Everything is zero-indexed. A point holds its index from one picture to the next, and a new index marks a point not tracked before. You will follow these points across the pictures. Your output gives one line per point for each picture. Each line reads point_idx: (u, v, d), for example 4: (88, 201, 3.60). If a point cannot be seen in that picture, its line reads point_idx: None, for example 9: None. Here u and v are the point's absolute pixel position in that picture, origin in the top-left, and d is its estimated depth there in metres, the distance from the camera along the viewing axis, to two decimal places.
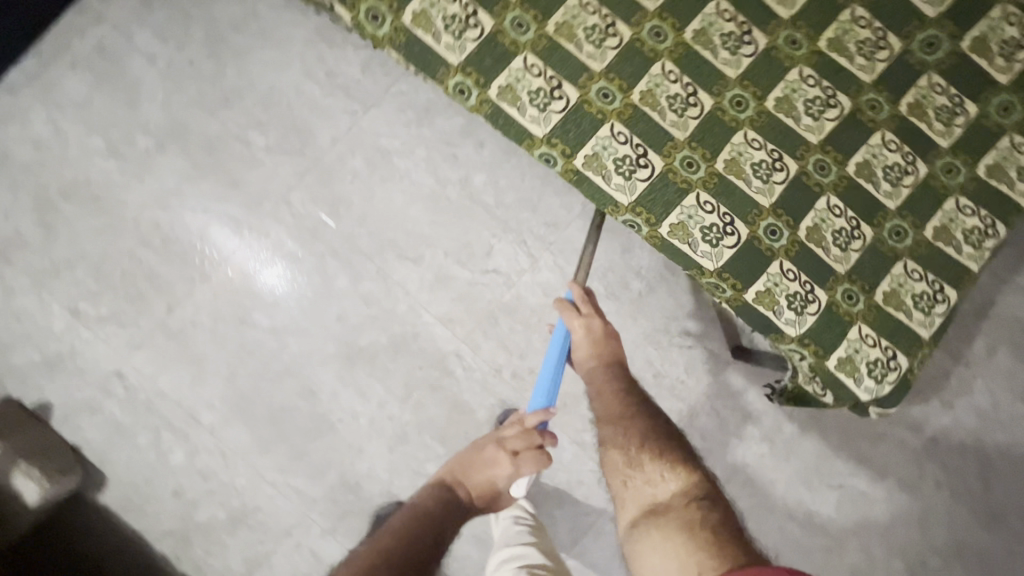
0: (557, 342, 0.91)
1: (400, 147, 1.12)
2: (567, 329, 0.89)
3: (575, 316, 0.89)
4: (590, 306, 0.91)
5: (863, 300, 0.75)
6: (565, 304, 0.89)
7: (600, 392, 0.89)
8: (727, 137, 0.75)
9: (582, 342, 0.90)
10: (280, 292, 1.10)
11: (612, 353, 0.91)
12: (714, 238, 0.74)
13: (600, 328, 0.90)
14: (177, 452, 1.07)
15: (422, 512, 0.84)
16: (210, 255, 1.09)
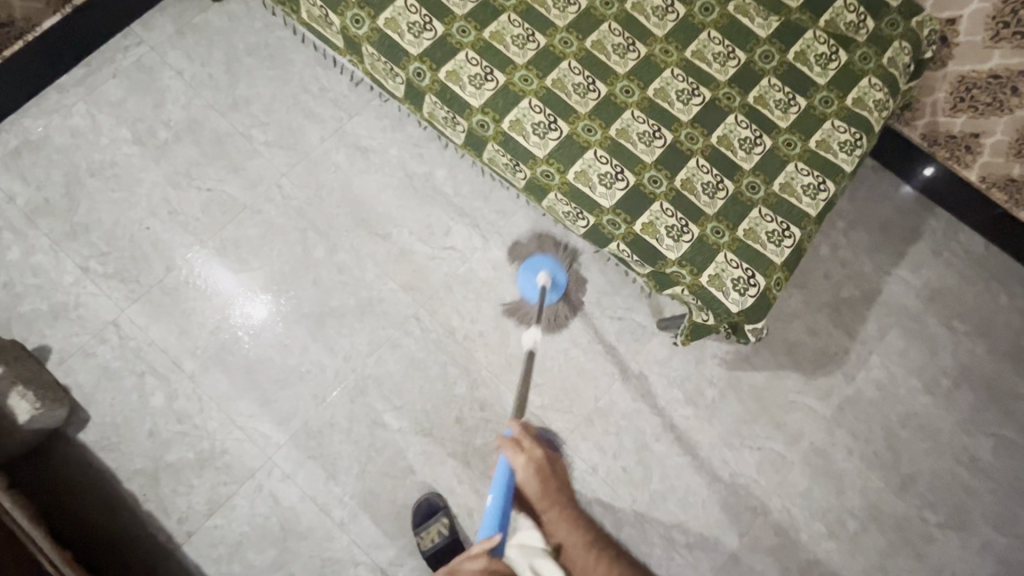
0: (501, 480, 0.92)
1: (377, 147, 1.37)
2: (512, 467, 0.93)
3: (519, 453, 0.94)
4: (529, 439, 0.97)
5: (728, 234, 0.97)
6: (507, 441, 0.94)
7: (571, 549, 0.98)
8: (618, 112, 1.00)
9: (530, 480, 0.95)
10: (257, 326, 1.25)
11: (556, 485, 0.99)
12: (608, 182, 0.97)
13: (542, 459, 0.96)
14: (158, 393, 1.19)
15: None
16: (203, 293, 1.26)
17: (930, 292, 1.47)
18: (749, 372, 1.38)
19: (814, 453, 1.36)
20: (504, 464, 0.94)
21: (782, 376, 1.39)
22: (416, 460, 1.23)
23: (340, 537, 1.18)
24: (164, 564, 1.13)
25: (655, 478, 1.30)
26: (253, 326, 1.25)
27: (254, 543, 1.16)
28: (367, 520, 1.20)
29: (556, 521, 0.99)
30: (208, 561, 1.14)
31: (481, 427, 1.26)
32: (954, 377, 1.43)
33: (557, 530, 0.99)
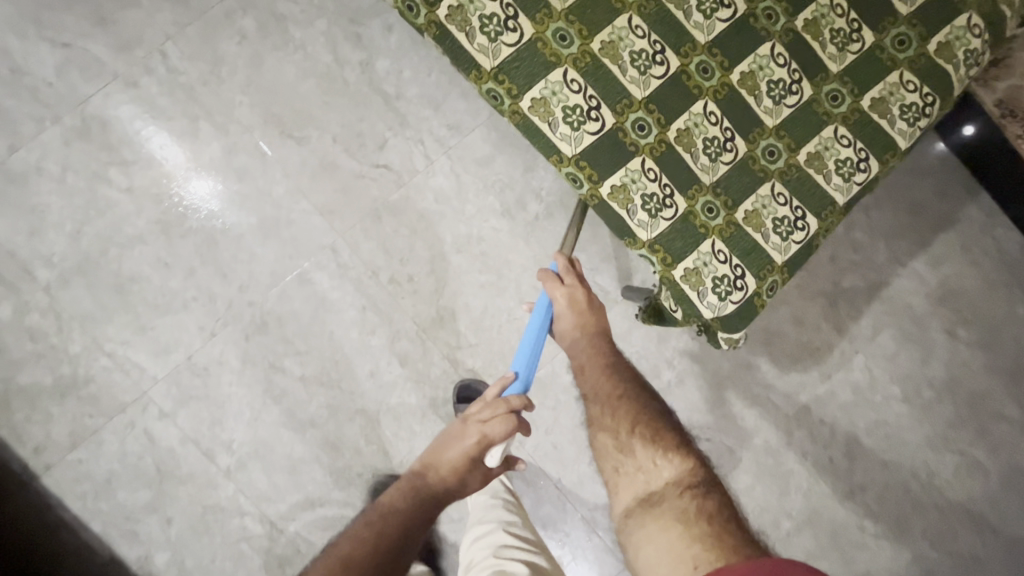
0: (538, 315, 0.86)
1: (299, 16, 1.03)
2: (548, 300, 0.86)
3: (557, 286, 0.86)
4: (573, 276, 0.87)
5: (723, 214, 0.72)
6: (549, 275, 0.85)
7: (589, 372, 0.88)
8: (607, 17, 0.70)
9: (564, 314, 0.87)
10: (212, 210, 1.03)
11: (596, 324, 0.88)
12: (576, 120, 0.70)
13: (584, 299, 0.87)
14: (5, 305, 0.98)
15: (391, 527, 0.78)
16: (143, 160, 1.01)
17: (943, 292, 1.27)
18: (716, 357, 1.21)
19: (765, 451, 1.24)
20: (543, 297, 0.87)
21: (752, 366, 1.23)
22: (319, 413, 1.08)
23: (225, 486, 1.05)
24: (16, 495, 1.00)
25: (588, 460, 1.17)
26: (206, 211, 1.03)
27: (125, 482, 1.03)
28: (257, 471, 1.06)
29: (578, 347, 0.89)
30: (69, 496, 1.01)
31: (398, 385, 1.10)
32: (939, 389, 1.28)
33: (580, 352, 0.89)
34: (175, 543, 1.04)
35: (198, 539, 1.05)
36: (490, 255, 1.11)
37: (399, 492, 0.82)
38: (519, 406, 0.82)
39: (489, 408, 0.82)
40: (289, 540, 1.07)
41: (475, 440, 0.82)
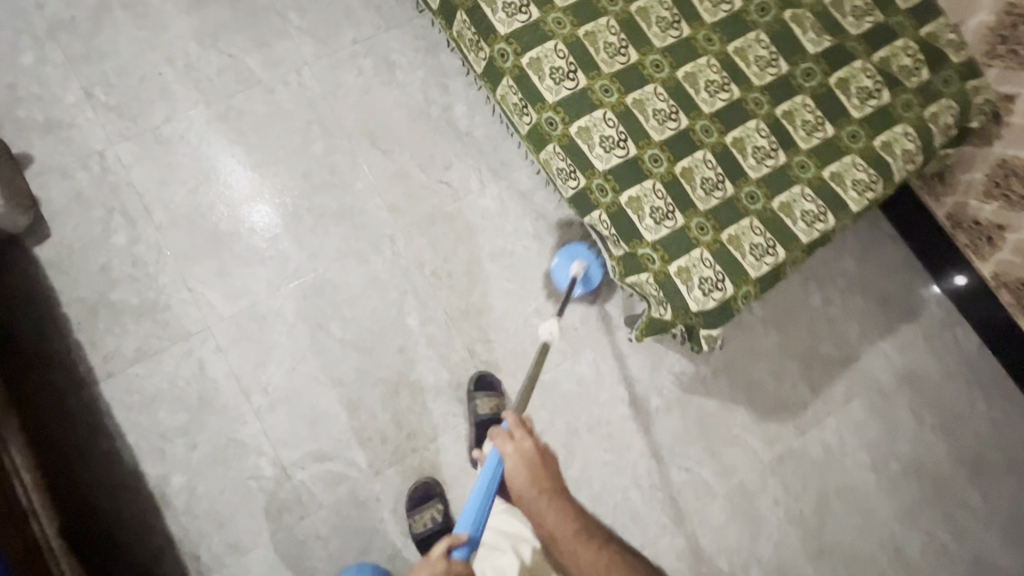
0: (489, 471, 0.92)
1: (405, 64, 1.35)
2: (500, 457, 0.92)
3: (507, 441, 0.93)
4: (524, 430, 0.95)
5: (712, 233, 0.94)
6: (499, 432, 0.93)
7: (564, 541, 0.92)
8: (640, 82, 0.98)
9: (519, 469, 0.93)
10: (265, 222, 1.25)
11: (550, 478, 0.95)
12: (608, 146, 0.95)
13: (535, 450, 0.94)
14: (121, 234, 1.19)
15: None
16: (214, 180, 1.25)
17: (908, 373, 1.42)
18: (702, 394, 1.35)
19: (739, 492, 1.33)
20: (493, 455, 0.93)
21: (733, 409, 1.36)
22: (348, 374, 1.22)
23: (251, 424, 1.18)
24: (75, 394, 1.13)
25: (575, 466, 1.28)
26: (263, 220, 1.25)
27: (168, 401, 1.16)
28: (282, 415, 1.19)
29: (543, 509, 0.94)
30: (118, 404, 1.14)
31: (420, 363, 1.25)
32: (905, 464, 1.38)
33: (547, 517, 0.93)
34: (194, 467, 1.15)
35: (215, 468, 1.15)
36: (518, 268, 1.32)
37: None
38: (460, 569, 0.81)
39: (428, 567, 0.80)
40: (294, 487, 1.17)
41: None
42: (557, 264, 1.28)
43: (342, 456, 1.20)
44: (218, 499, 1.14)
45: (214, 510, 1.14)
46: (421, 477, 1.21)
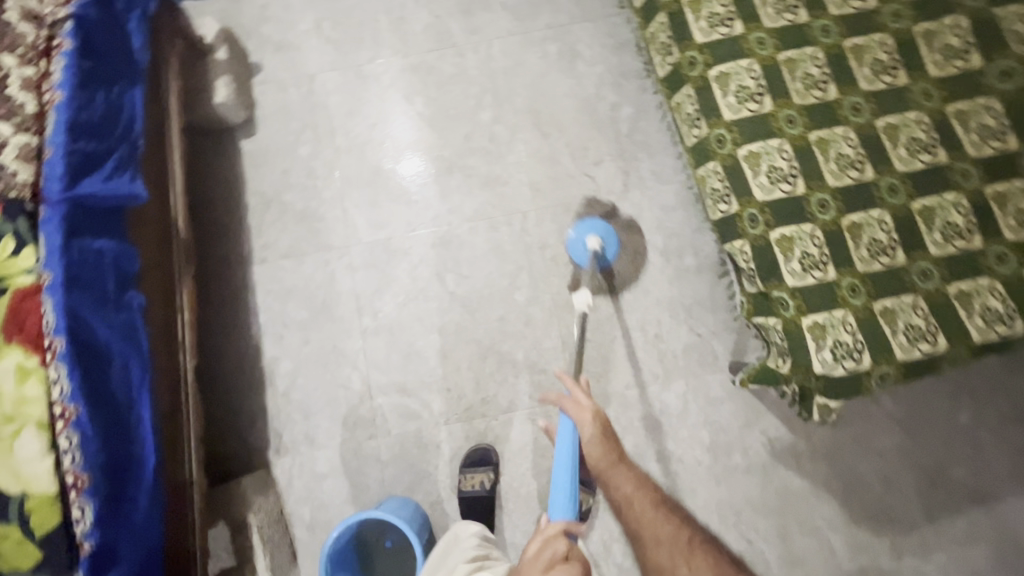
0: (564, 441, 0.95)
1: (588, 57, 1.38)
2: (574, 421, 0.98)
3: (581, 397, 1.02)
4: (585, 393, 1.03)
5: (864, 298, 0.86)
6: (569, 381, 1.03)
7: (639, 508, 0.99)
8: (831, 121, 0.91)
9: (587, 430, 0.98)
10: (411, 179, 1.35)
11: (614, 447, 0.99)
12: (775, 178, 0.90)
13: (598, 410, 1.01)
14: (306, 147, 1.37)
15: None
16: (379, 130, 1.38)
17: None
18: (791, 470, 1.23)
19: None
20: (567, 420, 0.98)
21: (822, 499, 1.22)
22: (447, 326, 1.30)
23: (355, 340, 1.30)
24: (235, 268, 1.33)
25: None
26: (411, 175, 1.35)
27: (298, 298, 1.32)
28: (382, 342, 1.29)
29: (621, 477, 1.00)
30: (262, 287, 1.32)
31: (515, 337, 1.29)
32: None
33: (619, 481, 0.99)
34: (301, 360, 1.29)
35: (315, 367, 1.29)
36: (635, 278, 1.29)
37: None
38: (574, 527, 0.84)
39: (550, 547, 0.79)
40: (372, 407, 1.27)
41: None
42: (573, 240, 1.23)
43: (419, 397, 1.27)
44: (310, 394, 1.28)
45: (305, 402, 1.28)
46: (480, 444, 1.25)
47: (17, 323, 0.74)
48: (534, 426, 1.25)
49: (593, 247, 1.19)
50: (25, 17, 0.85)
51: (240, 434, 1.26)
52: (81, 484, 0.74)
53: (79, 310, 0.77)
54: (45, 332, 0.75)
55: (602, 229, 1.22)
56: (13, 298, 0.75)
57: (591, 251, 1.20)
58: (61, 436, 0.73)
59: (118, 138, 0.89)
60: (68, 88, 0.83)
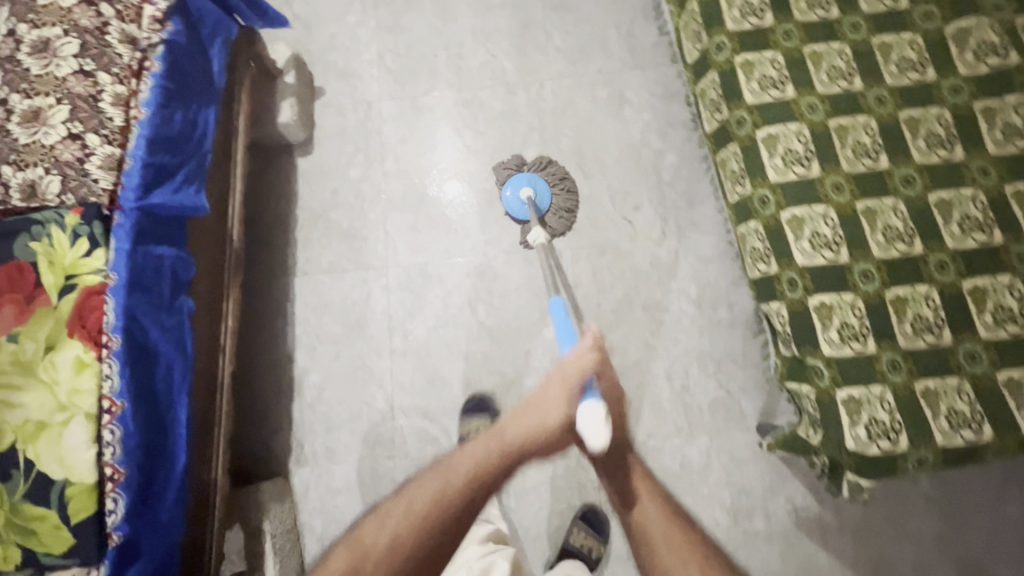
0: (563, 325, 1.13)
1: (637, 103, 1.41)
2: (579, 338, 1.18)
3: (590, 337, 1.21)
4: (597, 338, 1.22)
5: (905, 375, 0.83)
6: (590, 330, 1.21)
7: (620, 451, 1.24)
8: (881, 191, 0.90)
9: (584, 358, 1.15)
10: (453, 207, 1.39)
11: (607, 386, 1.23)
12: (818, 244, 0.89)
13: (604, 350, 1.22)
14: (358, 170, 1.43)
15: (489, 466, 1.23)
16: (428, 159, 1.43)
17: None
18: (815, 544, 1.17)
19: None
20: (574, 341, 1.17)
21: None
22: (474, 354, 1.31)
23: (384, 360, 1.33)
24: (278, 278, 1.38)
25: (644, 543, 1.20)
26: (453, 204, 1.40)
27: (334, 313, 1.36)
28: (409, 364, 1.32)
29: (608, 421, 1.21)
30: (301, 299, 1.37)
31: (538, 372, 1.29)
32: None
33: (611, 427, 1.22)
34: (330, 373, 1.33)
35: (344, 382, 1.32)
36: (666, 326, 1.29)
37: (454, 490, 1.21)
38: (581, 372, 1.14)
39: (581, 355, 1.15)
40: (393, 427, 1.29)
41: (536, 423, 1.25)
42: (507, 196, 1.31)
43: (440, 423, 1.29)
44: (335, 408, 1.31)
45: (329, 415, 1.31)
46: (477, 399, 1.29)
47: (80, 319, 0.80)
48: (550, 464, 1.25)
49: (529, 197, 1.30)
50: (121, 39, 0.92)
51: (265, 439, 1.30)
52: (117, 477, 0.77)
53: (135, 312, 0.83)
54: (104, 329, 0.80)
55: (528, 180, 1.32)
56: (80, 295, 0.80)
57: (527, 201, 1.30)
58: (105, 430, 0.78)
59: (189, 154, 0.97)
60: (152, 107, 0.90)
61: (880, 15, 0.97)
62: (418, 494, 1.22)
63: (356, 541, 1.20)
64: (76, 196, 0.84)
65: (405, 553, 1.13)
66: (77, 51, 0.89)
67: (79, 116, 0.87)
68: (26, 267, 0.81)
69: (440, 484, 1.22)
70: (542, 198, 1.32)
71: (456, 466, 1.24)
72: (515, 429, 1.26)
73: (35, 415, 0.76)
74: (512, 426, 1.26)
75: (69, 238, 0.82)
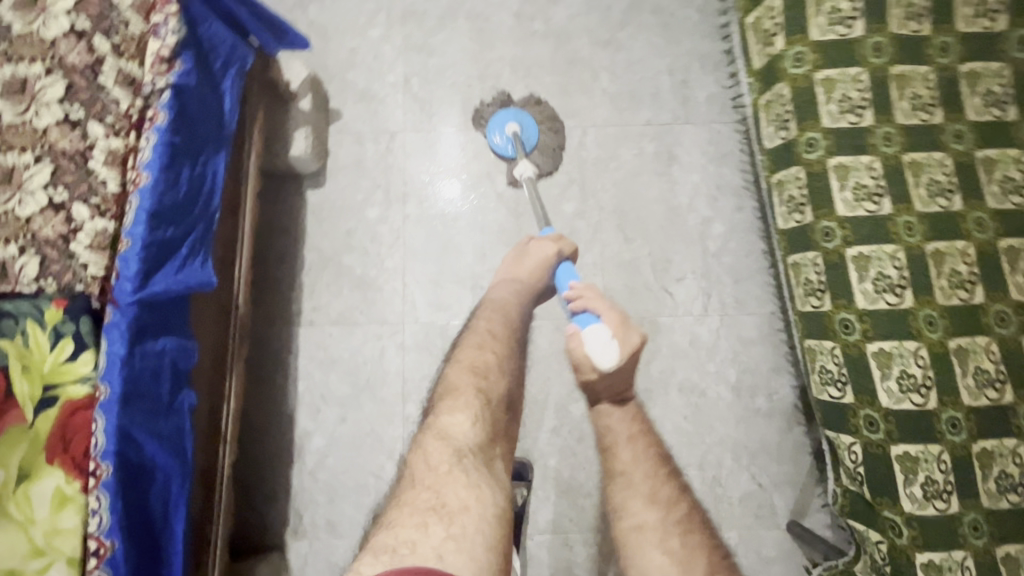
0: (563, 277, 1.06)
1: (686, 163, 1.30)
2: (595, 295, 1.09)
3: (557, 240, 1.17)
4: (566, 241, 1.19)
5: (987, 539, 0.77)
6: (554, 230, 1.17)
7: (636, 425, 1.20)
8: (974, 328, 0.82)
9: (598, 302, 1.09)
10: (480, 261, 1.27)
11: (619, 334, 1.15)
12: (906, 385, 0.81)
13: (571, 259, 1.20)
14: (375, 210, 1.29)
15: (525, 295, 1.21)
16: (455, 204, 1.29)
17: None
18: None
19: None
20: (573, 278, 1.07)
21: None
22: None
23: (396, 428, 1.21)
24: (280, 326, 1.24)
25: None
26: (481, 257, 1.27)
27: (342, 371, 1.23)
28: None
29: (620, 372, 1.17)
30: (306, 353, 1.23)
31: (562, 452, 1.19)
32: None
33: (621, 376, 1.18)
34: (335, 439, 1.21)
35: (350, 450, 1.21)
36: (701, 410, 1.21)
37: (495, 346, 1.18)
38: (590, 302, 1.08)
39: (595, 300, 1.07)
40: None
41: (556, 248, 1.16)
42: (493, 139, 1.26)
43: None
44: (338, 478, 1.19)
45: (331, 484, 1.19)
46: (518, 457, 1.18)
47: (62, 442, 0.67)
48: (569, 552, 1.16)
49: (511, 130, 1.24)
50: (119, 81, 0.76)
51: (259, 509, 1.18)
52: None
53: (131, 429, 0.69)
54: (92, 455, 0.67)
55: (513, 116, 1.26)
56: (61, 413, 0.67)
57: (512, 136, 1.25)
58: None
59: (195, 217, 0.80)
60: (154, 170, 0.74)
61: (987, 125, 0.87)
62: (484, 350, 1.18)
63: (473, 369, 1.16)
64: (59, 282, 0.70)
65: (499, 368, 1.16)
66: (62, 96, 0.73)
67: (63, 180, 0.72)
68: None
69: (502, 312, 1.21)
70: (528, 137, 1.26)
71: (506, 299, 1.21)
72: (501, 287, 1.22)
73: (7, 562, 0.64)
74: (520, 271, 1.21)
75: (49, 339, 0.68)
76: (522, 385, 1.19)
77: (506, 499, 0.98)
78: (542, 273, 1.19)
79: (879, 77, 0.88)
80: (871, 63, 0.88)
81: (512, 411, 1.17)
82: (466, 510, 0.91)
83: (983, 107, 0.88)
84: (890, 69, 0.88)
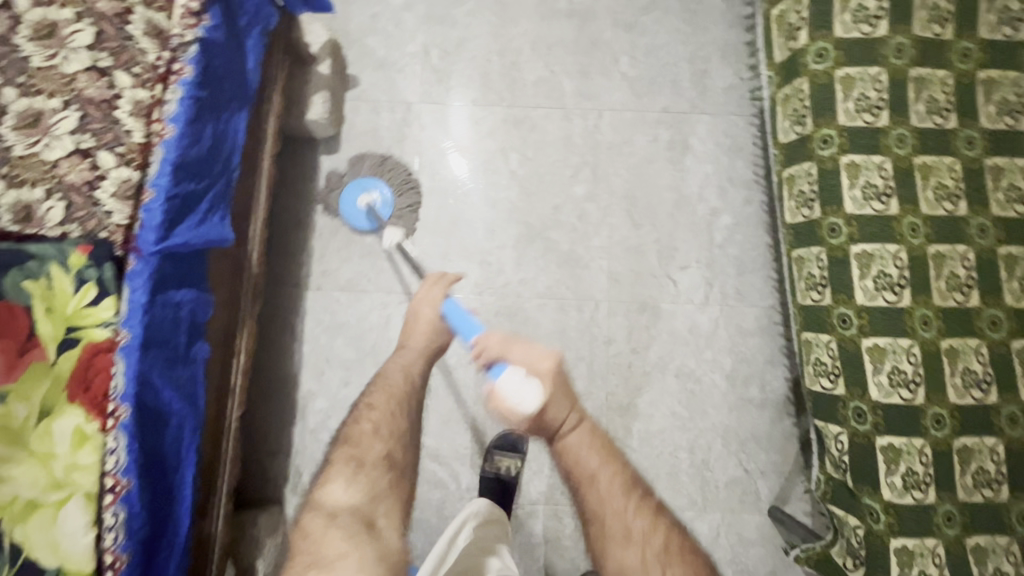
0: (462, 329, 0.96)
1: (699, 153, 1.31)
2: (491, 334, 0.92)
3: (438, 283, 1.04)
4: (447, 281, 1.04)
5: (959, 529, 0.82)
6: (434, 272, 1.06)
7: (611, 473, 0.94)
8: (967, 330, 0.85)
9: (495, 339, 0.91)
10: (489, 238, 1.29)
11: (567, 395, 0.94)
12: (896, 381, 0.84)
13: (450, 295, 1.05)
14: None
15: (416, 357, 1.05)
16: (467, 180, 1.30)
17: None
18: None
19: None
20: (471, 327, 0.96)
21: None
22: None
23: None
24: (288, 288, 1.26)
25: None
26: (489, 233, 1.29)
27: (348, 335, 1.26)
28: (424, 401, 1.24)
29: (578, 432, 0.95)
30: (312, 316, 1.25)
31: None
32: None
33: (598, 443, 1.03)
34: (337, 401, 1.24)
35: None
36: (695, 396, 1.25)
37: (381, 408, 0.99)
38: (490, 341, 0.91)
39: (496, 342, 0.91)
40: None
41: (431, 308, 1.02)
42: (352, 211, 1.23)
43: (450, 466, 1.23)
44: None
45: (332, 445, 1.22)
46: (513, 429, 1.23)
47: (83, 382, 0.69)
48: (558, 522, 1.21)
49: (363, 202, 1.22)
50: (146, 31, 0.76)
51: (261, 463, 1.21)
52: (118, 565, 0.69)
53: (149, 375, 0.72)
54: (111, 397, 0.69)
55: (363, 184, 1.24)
56: (83, 354, 0.69)
57: (364, 206, 1.23)
58: (107, 512, 0.69)
59: (216, 174, 0.81)
60: (180, 122, 0.75)
61: (999, 134, 0.89)
62: (363, 421, 0.99)
63: (347, 440, 0.97)
64: (83, 227, 0.71)
65: (374, 431, 0.97)
66: (91, 42, 0.74)
67: (91, 127, 0.73)
68: (18, 310, 0.67)
69: (387, 387, 1.02)
70: (384, 198, 1.24)
71: (393, 369, 1.04)
72: (399, 353, 1.06)
73: (25, 492, 0.66)
74: (410, 334, 1.06)
75: (73, 282, 0.69)
76: (409, 452, 0.98)
77: (400, 552, 0.83)
78: (432, 339, 1.05)
79: (898, 79, 0.89)
80: (893, 64, 0.89)
81: (404, 475, 0.96)
82: (342, 557, 0.78)
83: (996, 115, 0.89)
84: (909, 71, 0.89)
